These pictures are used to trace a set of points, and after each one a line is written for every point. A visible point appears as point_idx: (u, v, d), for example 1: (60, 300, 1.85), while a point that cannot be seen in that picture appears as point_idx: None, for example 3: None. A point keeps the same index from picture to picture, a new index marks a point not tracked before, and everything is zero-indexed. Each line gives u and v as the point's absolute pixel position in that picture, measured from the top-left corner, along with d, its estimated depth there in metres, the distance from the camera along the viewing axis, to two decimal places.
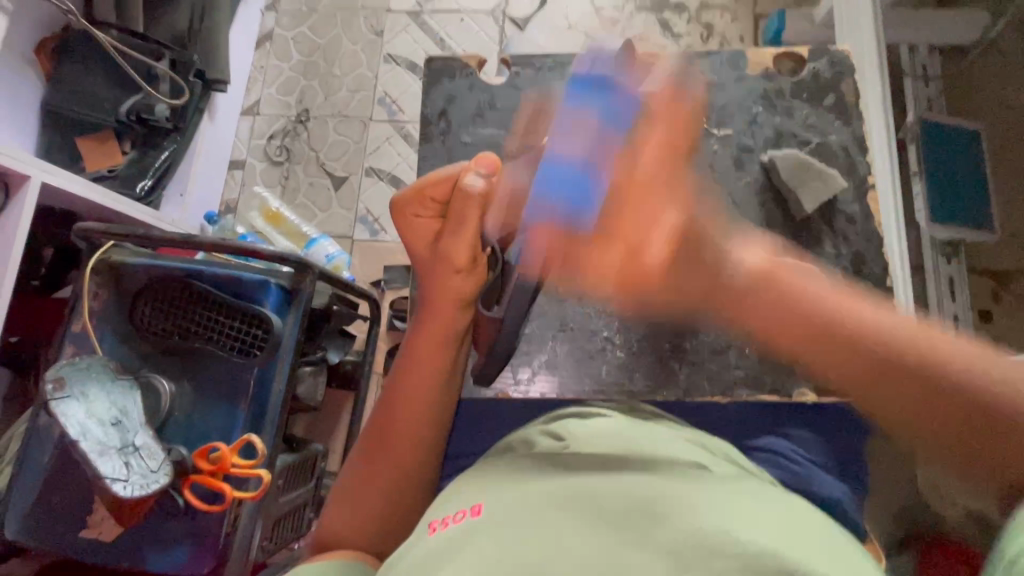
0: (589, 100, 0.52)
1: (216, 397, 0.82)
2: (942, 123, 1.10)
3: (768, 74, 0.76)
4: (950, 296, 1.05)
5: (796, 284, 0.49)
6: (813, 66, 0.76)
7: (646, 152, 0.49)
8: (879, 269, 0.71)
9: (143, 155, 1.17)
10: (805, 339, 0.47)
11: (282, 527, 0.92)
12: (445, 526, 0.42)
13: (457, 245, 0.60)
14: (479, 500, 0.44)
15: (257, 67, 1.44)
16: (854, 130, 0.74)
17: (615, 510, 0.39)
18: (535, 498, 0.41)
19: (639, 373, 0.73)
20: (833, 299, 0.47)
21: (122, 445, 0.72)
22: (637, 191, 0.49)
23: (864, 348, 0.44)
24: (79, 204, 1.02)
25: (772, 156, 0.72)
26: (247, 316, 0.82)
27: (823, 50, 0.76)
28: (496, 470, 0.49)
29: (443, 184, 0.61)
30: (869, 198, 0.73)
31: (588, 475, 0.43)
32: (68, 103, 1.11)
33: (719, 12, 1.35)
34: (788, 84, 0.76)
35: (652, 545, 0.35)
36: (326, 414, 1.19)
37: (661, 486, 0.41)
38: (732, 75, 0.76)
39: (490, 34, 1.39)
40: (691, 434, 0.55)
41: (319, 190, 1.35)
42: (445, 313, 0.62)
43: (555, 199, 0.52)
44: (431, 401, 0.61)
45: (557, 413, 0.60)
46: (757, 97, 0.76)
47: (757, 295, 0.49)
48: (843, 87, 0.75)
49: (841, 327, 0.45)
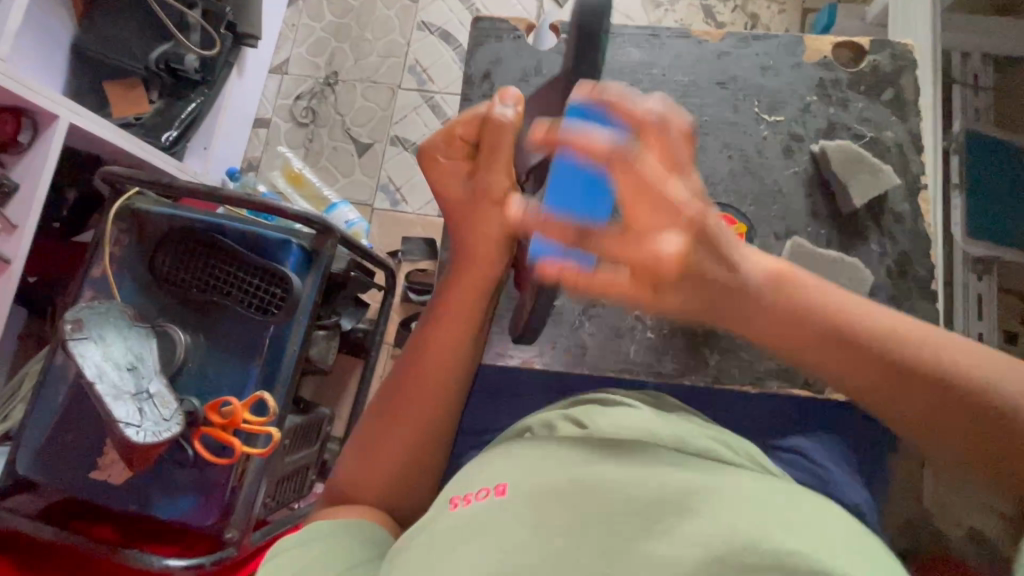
0: (586, 146, 0.42)
1: (231, 353, 0.82)
2: (987, 135, 1.07)
3: (828, 62, 0.73)
4: (978, 314, 1.03)
5: (812, 292, 0.44)
6: (874, 58, 0.73)
7: (640, 205, 0.41)
8: (923, 276, 0.69)
9: (169, 105, 1.16)
10: (823, 343, 0.43)
11: (286, 485, 0.93)
12: (468, 503, 0.42)
13: (495, 177, 0.57)
14: (503, 480, 0.44)
15: (288, 25, 1.41)
16: (914, 129, 0.72)
17: (643, 501, 0.38)
18: (557, 481, 0.41)
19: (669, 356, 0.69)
20: (848, 305, 0.43)
21: (137, 391, 0.72)
22: (632, 248, 0.42)
23: (859, 326, 0.42)
24: (105, 148, 1.01)
25: (823, 145, 0.69)
26: (267, 274, 0.82)
27: (887, 41, 0.73)
28: (517, 451, 0.48)
29: (474, 121, 0.57)
30: (920, 199, 0.70)
31: (612, 463, 0.43)
32: (98, 46, 1.10)
33: (766, 3, 1.30)
34: (847, 76, 0.73)
35: (680, 537, 0.35)
36: (335, 378, 1.19)
37: (687, 476, 0.41)
38: (789, 63, 0.74)
39: (528, 7, 1.36)
40: (716, 428, 0.54)
41: (342, 155, 1.34)
42: (486, 256, 0.60)
43: (556, 251, 0.46)
44: (462, 347, 0.61)
45: (578, 398, 0.59)
46: (813, 85, 0.73)
47: (775, 303, 0.44)
48: (905, 82, 0.72)
49: (867, 337, 0.42)
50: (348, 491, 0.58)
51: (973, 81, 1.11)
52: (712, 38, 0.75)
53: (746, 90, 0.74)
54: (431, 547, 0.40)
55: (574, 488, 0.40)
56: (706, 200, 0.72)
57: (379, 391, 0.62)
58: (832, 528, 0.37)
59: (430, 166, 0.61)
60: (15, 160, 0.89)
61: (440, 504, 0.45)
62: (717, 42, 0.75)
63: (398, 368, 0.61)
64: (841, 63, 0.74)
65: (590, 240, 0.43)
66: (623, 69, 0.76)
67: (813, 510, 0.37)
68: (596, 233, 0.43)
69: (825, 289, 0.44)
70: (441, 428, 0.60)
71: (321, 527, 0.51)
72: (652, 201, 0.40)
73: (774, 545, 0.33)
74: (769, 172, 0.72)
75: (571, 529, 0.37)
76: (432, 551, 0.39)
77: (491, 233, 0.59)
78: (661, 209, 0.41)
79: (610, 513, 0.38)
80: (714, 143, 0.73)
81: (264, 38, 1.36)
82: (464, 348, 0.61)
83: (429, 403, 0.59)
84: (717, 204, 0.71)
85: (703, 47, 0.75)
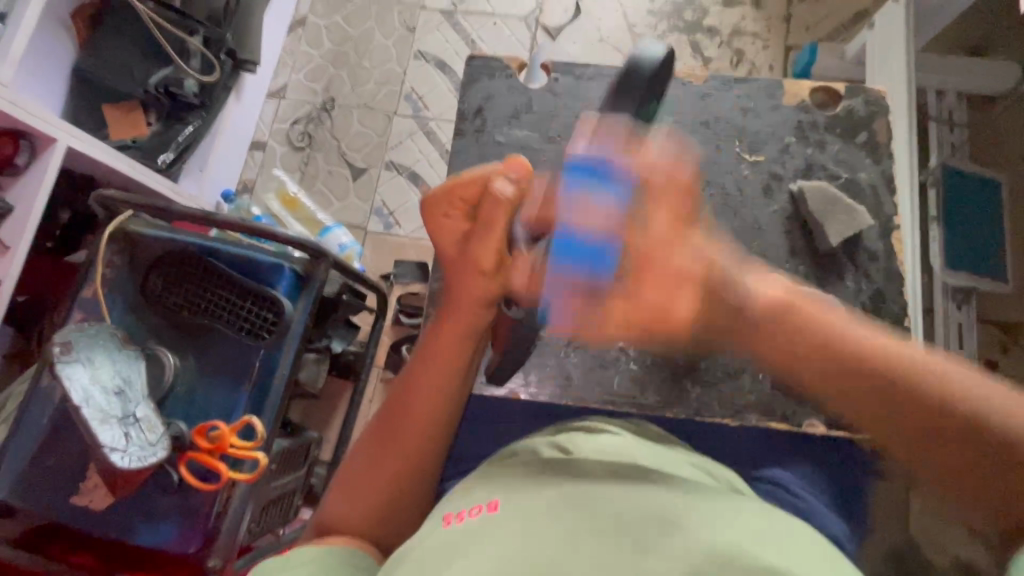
0: (575, 258, 0.54)
1: (220, 375, 0.82)
2: (964, 169, 1.11)
3: (805, 106, 0.76)
4: (958, 343, 1.06)
5: (817, 316, 0.48)
6: (847, 104, 0.76)
7: (657, 217, 0.50)
8: (897, 309, 0.71)
9: (167, 128, 1.17)
10: (822, 367, 0.47)
11: (270, 512, 0.92)
12: (460, 520, 0.43)
13: (485, 248, 0.58)
14: (496, 497, 0.45)
15: (287, 51, 1.45)
16: (884, 169, 0.74)
17: (629, 517, 0.39)
18: (544, 498, 0.42)
19: (651, 389, 0.69)
20: (878, 343, 0.46)
21: (123, 415, 0.72)
22: (650, 261, 0.50)
23: (896, 372, 0.44)
24: (100, 169, 1.02)
25: (801, 185, 0.72)
26: (259, 299, 0.82)
27: (858, 88, 0.76)
28: (508, 471, 0.49)
29: (474, 185, 0.58)
30: (893, 239, 0.72)
31: (600, 484, 0.44)
32: (99, 70, 1.12)
33: (751, 39, 1.35)
34: (824, 117, 0.76)
35: (664, 549, 0.36)
36: (324, 401, 1.19)
37: (671, 497, 0.42)
38: (768, 104, 0.76)
39: (522, 40, 1.40)
40: (697, 459, 0.56)
41: (337, 179, 1.36)
42: (470, 314, 0.61)
43: (575, 264, 0.54)
44: (449, 398, 0.62)
45: (566, 425, 0.60)
46: (791, 129, 0.76)
47: (775, 329, 0.49)
48: (878, 124, 0.75)
49: (879, 362, 0.45)
50: (333, 515, 0.57)
51: (948, 118, 1.16)
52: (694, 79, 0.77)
53: (729, 129, 0.76)
54: (417, 561, 0.40)
55: (558, 505, 0.41)
56: None
57: (368, 429, 0.62)
58: (803, 539, 0.38)
59: (430, 219, 0.60)
60: (10, 182, 0.90)
61: (435, 519, 0.46)
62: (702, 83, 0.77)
63: (387, 407, 0.62)
64: (817, 106, 0.77)
65: (601, 296, 0.54)
66: None
67: (790, 531, 0.39)
68: (621, 226, 0.51)
69: (822, 311, 0.49)
70: (425, 463, 0.60)
71: (306, 554, 0.50)
72: (655, 273, 0.51)
73: (751, 556, 0.35)
74: (751, 208, 0.74)
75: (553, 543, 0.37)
76: (419, 566, 0.39)
77: (474, 296, 0.60)
78: (684, 240, 0.51)
79: (595, 528, 0.38)
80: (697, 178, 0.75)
81: (264, 65, 1.39)
82: (443, 397, 0.61)
83: (416, 440, 0.60)
84: None
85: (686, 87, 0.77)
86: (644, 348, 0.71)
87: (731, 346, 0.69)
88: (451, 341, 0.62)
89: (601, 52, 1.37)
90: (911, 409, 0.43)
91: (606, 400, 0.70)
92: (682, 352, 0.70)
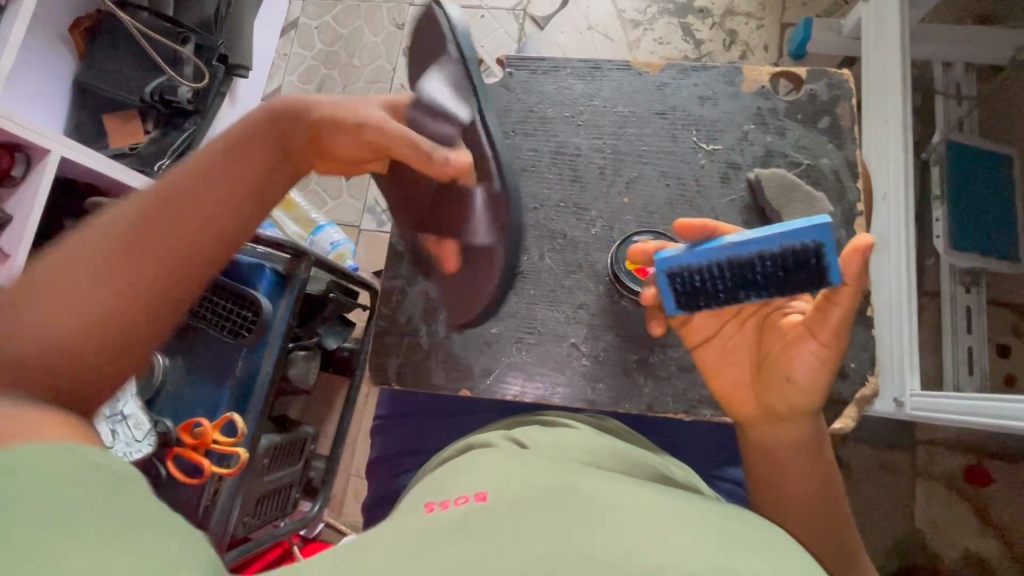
0: None
1: (206, 373, 0.84)
2: (971, 145, 1.06)
3: (763, 93, 0.70)
4: (967, 327, 1.03)
5: (767, 434, 0.52)
6: (810, 87, 0.70)
7: None
8: (863, 297, 0.66)
9: (164, 135, 1.20)
10: (772, 457, 0.52)
11: (266, 505, 0.95)
12: (445, 508, 0.43)
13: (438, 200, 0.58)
14: (485, 488, 0.44)
15: (280, 55, 1.47)
16: (846, 154, 0.68)
17: (618, 514, 0.39)
18: (533, 494, 0.42)
19: (602, 384, 0.65)
20: (823, 463, 0.53)
21: (111, 413, 0.77)
22: None
23: (808, 483, 0.52)
24: (99, 178, 1.06)
25: (757, 173, 0.66)
26: (239, 297, 0.84)
27: (822, 70, 0.70)
28: (493, 463, 0.48)
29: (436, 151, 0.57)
30: (857, 224, 0.67)
31: (584, 481, 0.44)
32: (98, 82, 1.17)
33: (744, 19, 1.30)
34: (783, 103, 0.70)
35: (651, 544, 0.36)
36: (320, 398, 1.21)
37: (643, 495, 0.43)
38: (726, 91, 0.71)
39: (510, 31, 1.39)
40: (652, 456, 0.55)
41: (330, 178, 1.37)
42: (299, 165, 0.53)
43: None
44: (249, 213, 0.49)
45: (524, 418, 0.60)
46: (749, 115, 0.70)
47: (789, 443, 0.52)
48: (839, 111, 0.69)
49: (823, 473, 0.52)
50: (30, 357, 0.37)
51: (955, 92, 1.12)
52: (649, 69, 0.73)
53: (686, 119, 0.71)
54: (407, 542, 0.39)
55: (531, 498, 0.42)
56: (644, 222, 0.69)
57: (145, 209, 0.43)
58: (753, 539, 0.39)
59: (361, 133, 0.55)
60: (11, 192, 0.95)
61: (414, 510, 0.45)
62: (657, 73, 0.73)
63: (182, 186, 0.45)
64: (777, 93, 0.71)
65: None
66: (565, 99, 0.74)
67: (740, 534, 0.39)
68: None
69: (824, 450, 0.53)
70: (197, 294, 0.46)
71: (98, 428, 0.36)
72: None
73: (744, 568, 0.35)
74: (706, 197, 0.69)
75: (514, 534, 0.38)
76: (411, 541, 0.39)
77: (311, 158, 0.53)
78: None
79: (585, 522, 0.38)
80: (652, 170, 0.71)
81: (258, 69, 1.42)
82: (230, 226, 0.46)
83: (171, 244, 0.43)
84: (656, 227, 0.69)
85: (641, 78, 0.73)
86: (597, 342, 0.67)
87: None
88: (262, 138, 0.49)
89: (591, 40, 1.35)
90: (818, 501, 0.52)
91: (561, 397, 0.66)
92: (634, 346, 0.66)
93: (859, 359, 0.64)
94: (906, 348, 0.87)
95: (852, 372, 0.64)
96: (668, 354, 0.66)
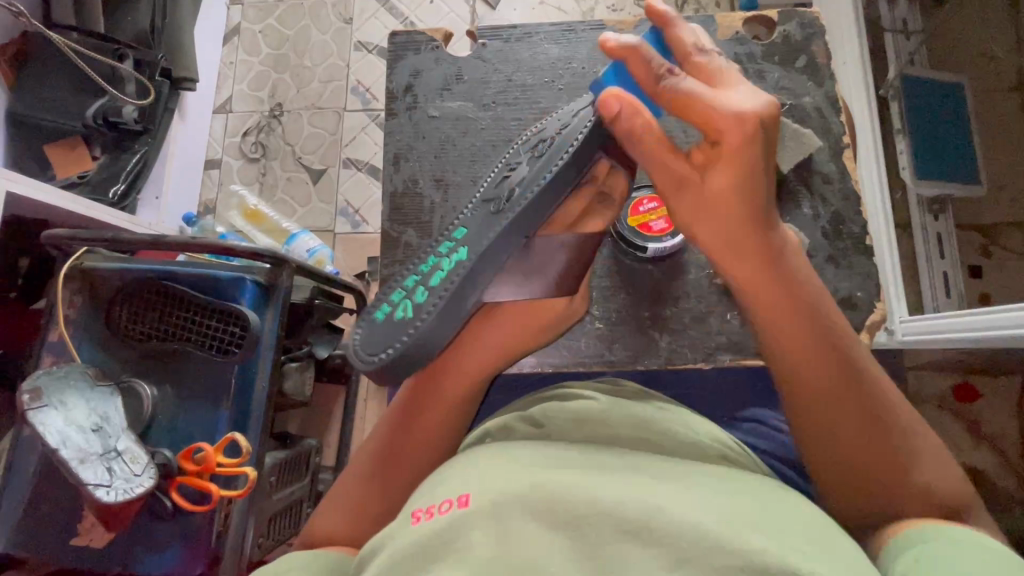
0: None
1: (197, 398, 0.81)
2: (926, 77, 1.09)
3: (739, 38, 0.72)
4: (940, 254, 1.07)
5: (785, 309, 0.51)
6: (783, 29, 0.72)
7: None
8: (858, 228, 0.68)
9: (114, 159, 1.14)
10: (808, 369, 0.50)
11: (279, 524, 0.92)
12: (429, 517, 0.37)
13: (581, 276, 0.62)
14: (467, 487, 0.38)
15: (226, 64, 1.41)
16: (826, 91, 0.71)
17: (615, 505, 0.35)
18: (519, 488, 0.37)
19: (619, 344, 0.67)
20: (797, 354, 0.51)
21: (104, 451, 0.72)
22: None
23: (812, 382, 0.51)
24: (50, 213, 1.00)
25: None
26: (224, 314, 0.81)
27: (793, 11, 0.72)
28: (478, 461, 0.42)
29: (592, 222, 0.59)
30: (845, 157, 0.70)
31: (581, 470, 0.39)
32: (28, 109, 1.08)
33: None
34: (759, 47, 0.72)
35: (654, 534, 0.33)
36: (318, 410, 1.18)
37: (647, 479, 0.38)
38: (703, 40, 0.72)
39: (461, 13, 1.36)
40: (671, 414, 0.54)
41: (296, 185, 1.33)
42: (510, 331, 0.59)
43: None
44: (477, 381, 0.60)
45: (539, 395, 0.58)
46: (729, 62, 0.72)
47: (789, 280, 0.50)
48: (814, 50, 0.72)
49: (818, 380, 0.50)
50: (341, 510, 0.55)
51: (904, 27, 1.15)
52: (626, 25, 0.73)
53: None
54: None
55: (542, 471, 0.39)
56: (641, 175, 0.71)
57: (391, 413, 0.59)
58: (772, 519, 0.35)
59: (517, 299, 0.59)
60: None
61: (402, 518, 0.40)
62: (633, 30, 0.73)
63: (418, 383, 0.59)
64: (751, 37, 0.73)
65: None
66: (541, 66, 0.73)
67: (762, 507, 0.37)
68: None
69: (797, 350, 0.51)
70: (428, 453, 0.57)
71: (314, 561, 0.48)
72: None
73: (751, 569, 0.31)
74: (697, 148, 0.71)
75: (527, 520, 0.34)
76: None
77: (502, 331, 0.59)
78: None
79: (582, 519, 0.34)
80: None
81: (204, 80, 1.36)
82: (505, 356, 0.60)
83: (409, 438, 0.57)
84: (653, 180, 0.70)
85: (617, 36, 0.73)
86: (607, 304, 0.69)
87: (695, 288, 0.68)
88: (492, 347, 0.59)
89: (543, 14, 1.33)
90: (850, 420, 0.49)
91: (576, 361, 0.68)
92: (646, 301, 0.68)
93: (864, 288, 0.67)
94: (893, 278, 0.90)
95: (860, 302, 0.67)
96: (681, 306, 0.68)
